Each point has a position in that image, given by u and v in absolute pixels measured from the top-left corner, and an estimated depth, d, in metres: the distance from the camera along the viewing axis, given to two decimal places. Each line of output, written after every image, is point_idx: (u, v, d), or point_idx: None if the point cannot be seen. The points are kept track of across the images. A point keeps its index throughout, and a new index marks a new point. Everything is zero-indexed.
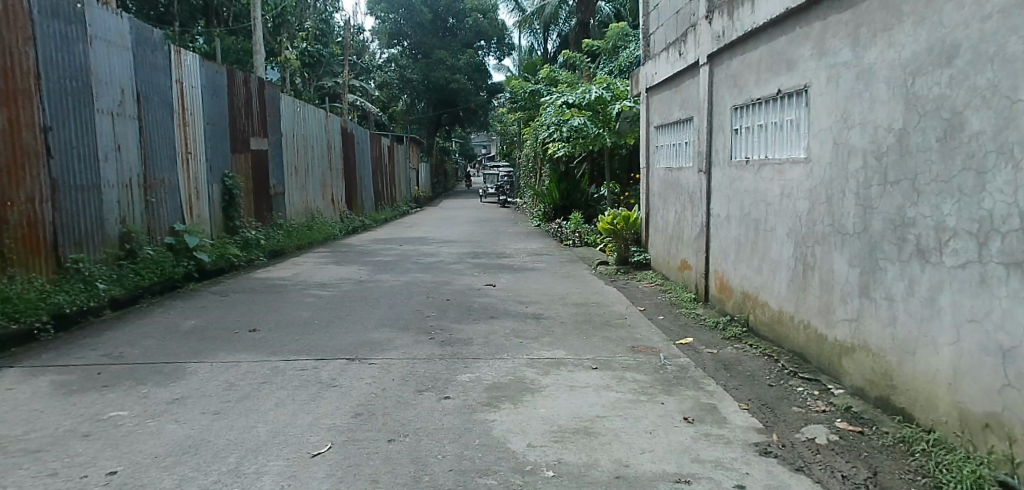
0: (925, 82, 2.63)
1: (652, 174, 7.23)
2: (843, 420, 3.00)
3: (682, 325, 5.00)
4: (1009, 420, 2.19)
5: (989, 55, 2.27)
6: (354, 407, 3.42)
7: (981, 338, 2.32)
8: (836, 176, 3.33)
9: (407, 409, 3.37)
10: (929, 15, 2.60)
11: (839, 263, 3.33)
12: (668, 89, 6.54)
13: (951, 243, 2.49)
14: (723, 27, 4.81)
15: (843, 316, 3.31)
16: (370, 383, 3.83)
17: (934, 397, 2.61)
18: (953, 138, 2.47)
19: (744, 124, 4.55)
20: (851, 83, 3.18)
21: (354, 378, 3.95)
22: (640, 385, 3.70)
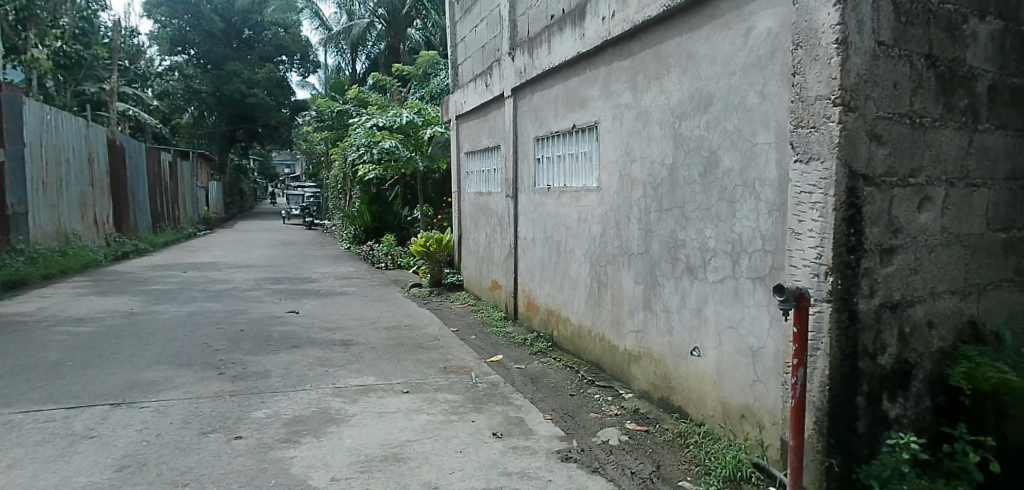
0: (689, 125, 3.10)
1: (463, 198, 7.45)
2: (632, 421, 3.35)
3: (493, 343, 5.19)
4: (759, 410, 2.65)
5: (735, 106, 2.76)
6: (120, 458, 3.01)
7: (737, 341, 2.78)
8: (622, 203, 3.75)
9: (189, 455, 3.06)
10: (691, 68, 3.08)
11: (627, 280, 3.74)
12: (476, 118, 6.84)
13: (712, 261, 2.95)
14: (524, 64, 5.18)
15: (631, 327, 3.71)
16: (141, 430, 3.40)
17: (703, 395, 3.04)
18: (711, 174, 2.95)
19: (545, 154, 4.92)
20: (632, 122, 3.62)
21: (120, 425, 3.48)
22: (450, 405, 3.77)
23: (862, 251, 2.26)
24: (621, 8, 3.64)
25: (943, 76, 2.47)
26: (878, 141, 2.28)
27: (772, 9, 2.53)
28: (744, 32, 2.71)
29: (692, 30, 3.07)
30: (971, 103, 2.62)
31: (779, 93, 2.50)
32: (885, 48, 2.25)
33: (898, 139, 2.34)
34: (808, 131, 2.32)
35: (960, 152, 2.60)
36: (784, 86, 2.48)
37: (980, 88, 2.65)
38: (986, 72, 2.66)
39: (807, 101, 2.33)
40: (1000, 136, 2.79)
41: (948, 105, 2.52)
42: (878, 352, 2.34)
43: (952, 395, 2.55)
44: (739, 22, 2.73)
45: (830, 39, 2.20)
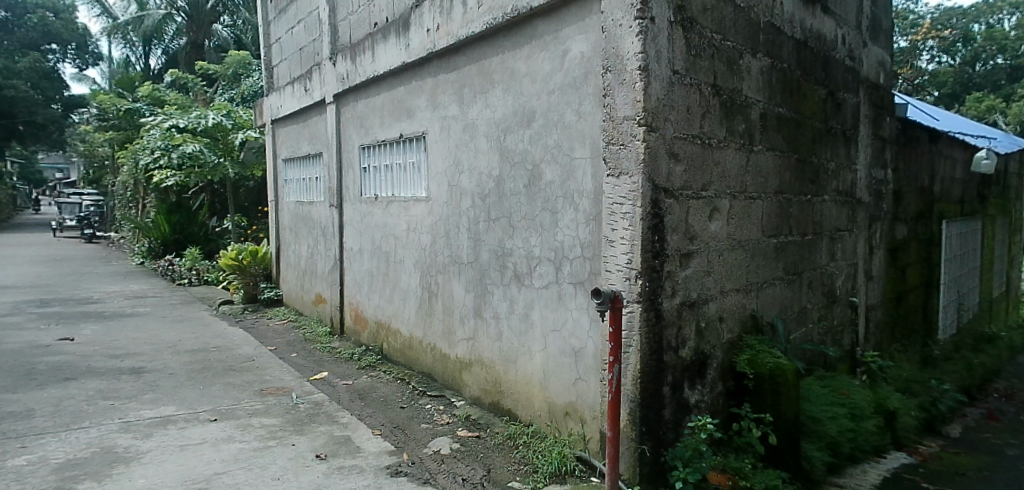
0: (513, 139, 3.23)
1: (282, 208, 7.00)
2: (463, 428, 3.37)
3: (316, 360, 4.92)
4: (582, 406, 2.82)
5: (555, 122, 2.94)
6: None
7: (561, 343, 2.94)
8: (451, 213, 3.78)
9: None
10: (513, 85, 3.21)
11: (457, 289, 3.77)
12: (294, 124, 6.48)
13: (537, 269, 3.10)
14: (346, 71, 5.03)
15: (462, 336, 3.75)
16: None
17: (531, 397, 3.17)
18: (534, 185, 3.09)
19: (371, 163, 4.81)
20: (459, 134, 3.68)
21: None
22: (267, 430, 3.49)
23: (665, 256, 2.52)
24: (446, 21, 3.70)
25: (726, 104, 2.86)
26: (675, 158, 2.57)
27: (585, 34, 2.74)
28: (560, 54, 2.89)
29: (513, 48, 3.21)
30: (747, 128, 3.07)
31: (593, 112, 2.71)
32: (678, 77, 2.55)
33: (691, 156, 2.66)
34: (617, 148, 2.53)
35: (740, 170, 3.02)
36: (597, 105, 2.69)
37: (754, 116, 3.11)
38: (757, 103, 3.13)
39: (616, 120, 2.54)
40: (769, 157, 3.31)
41: (730, 129, 2.92)
42: (680, 346, 2.61)
43: (739, 379, 2.95)
44: (556, 44, 2.92)
45: (634, 65, 2.42)
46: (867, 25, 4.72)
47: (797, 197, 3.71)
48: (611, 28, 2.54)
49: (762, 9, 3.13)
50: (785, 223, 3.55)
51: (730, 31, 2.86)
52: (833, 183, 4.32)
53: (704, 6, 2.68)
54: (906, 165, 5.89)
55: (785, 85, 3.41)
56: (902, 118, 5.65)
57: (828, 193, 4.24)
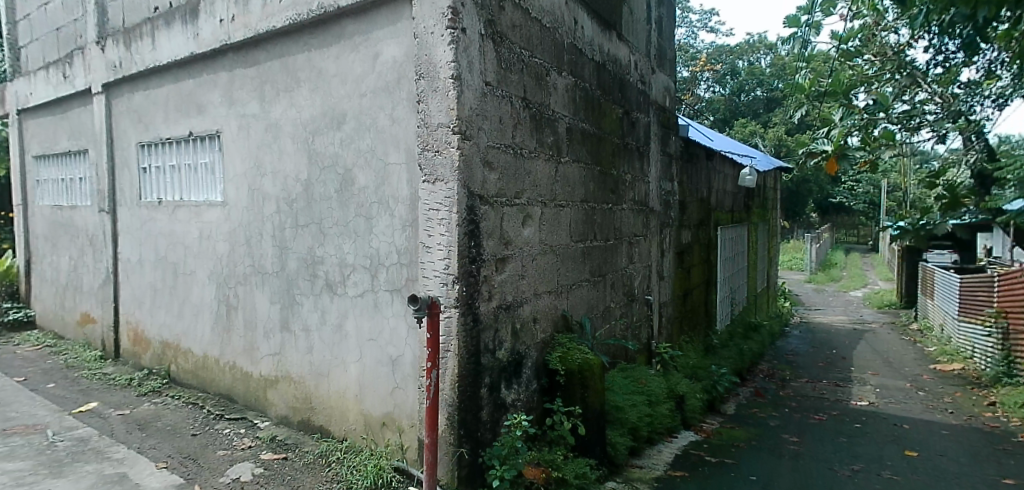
0: (322, 141, 3.08)
1: (33, 212, 5.96)
2: (268, 451, 3.10)
3: (83, 390, 4.23)
4: (399, 416, 2.76)
5: (367, 126, 2.85)
6: None
7: (377, 353, 2.85)
8: (253, 219, 3.50)
9: None
10: (320, 85, 3.06)
11: (260, 302, 3.50)
12: (51, 115, 5.56)
13: (351, 277, 2.97)
14: (119, 58, 4.43)
15: (266, 351, 3.48)
16: None
17: (345, 410, 3.03)
18: (346, 190, 2.97)
19: (153, 163, 4.30)
20: (261, 134, 3.42)
21: None
22: (13, 476, 2.91)
23: (481, 261, 2.57)
24: (242, 13, 3.43)
25: (535, 117, 3.00)
26: (489, 166, 2.63)
27: (397, 38, 2.71)
28: (371, 56, 2.82)
29: (320, 46, 3.07)
30: (555, 141, 3.25)
31: (407, 117, 2.67)
32: (491, 88, 2.63)
33: (504, 165, 2.74)
34: (432, 154, 2.51)
35: (549, 179, 3.18)
36: (410, 110, 2.66)
37: (561, 129, 3.30)
38: (564, 117, 3.33)
39: (430, 127, 2.52)
40: (575, 168, 3.53)
41: (540, 140, 3.07)
42: (497, 348, 2.67)
43: (551, 376, 3.11)
44: (366, 46, 2.84)
45: (447, 73, 2.44)
46: (654, 53, 5.28)
47: (600, 205, 4.01)
48: (422, 35, 2.53)
49: (565, 30, 3.34)
50: (590, 229, 3.82)
51: (538, 48, 3.01)
52: (631, 193, 4.75)
53: (513, 22, 2.79)
54: (688, 179, 6.68)
55: (587, 103, 3.68)
56: (685, 137, 6.41)
57: (626, 202, 4.66)
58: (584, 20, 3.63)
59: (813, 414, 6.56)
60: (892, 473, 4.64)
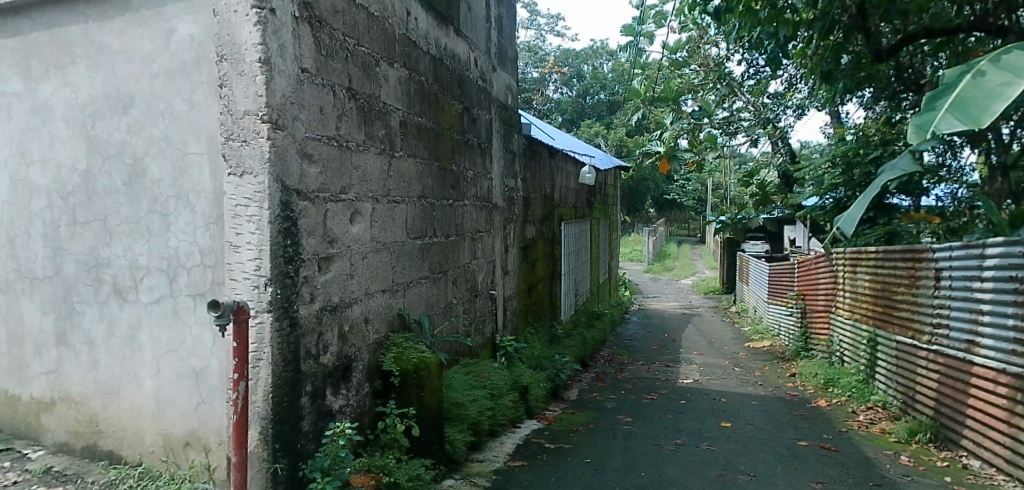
0: (104, 127, 2.70)
1: None
2: (39, 484, 2.64)
3: None
4: (204, 433, 2.53)
5: (160, 111, 2.54)
6: None
7: (178, 364, 2.58)
8: (18, 216, 3.00)
9: None
10: (101, 62, 2.68)
11: (29, 311, 3.01)
12: None
13: (145, 281, 2.65)
14: None
15: (39, 369, 3.00)
16: None
17: (140, 431, 2.70)
18: (137, 183, 2.63)
19: None
20: (25, 116, 2.94)
21: None
22: None
23: (299, 261, 2.40)
24: None
25: (363, 108, 2.87)
26: (308, 159, 2.46)
27: (193, 15, 2.43)
28: (163, 33, 2.52)
29: (99, 18, 2.68)
30: (387, 134, 3.13)
31: (208, 103, 2.42)
32: (307, 75, 2.46)
33: (326, 159, 2.59)
34: (238, 144, 2.29)
35: (381, 174, 3.07)
36: (212, 96, 2.41)
37: (393, 122, 3.19)
38: (396, 110, 3.23)
39: (235, 114, 2.30)
40: (410, 163, 3.43)
41: (369, 133, 2.94)
42: (320, 353, 2.52)
43: (385, 378, 3.02)
44: (157, 22, 2.53)
45: (253, 56, 2.23)
46: (494, 51, 5.32)
47: (439, 201, 3.95)
48: (223, 13, 2.29)
49: (396, 21, 3.24)
50: (428, 225, 3.75)
51: (364, 37, 2.89)
52: (472, 189, 4.75)
53: (333, 7, 2.64)
54: (531, 176, 6.85)
55: (423, 97, 3.60)
56: (527, 135, 6.56)
57: (468, 198, 4.65)
58: (418, 12, 3.55)
59: (645, 394, 7.06)
60: (709, 444, 5.10)
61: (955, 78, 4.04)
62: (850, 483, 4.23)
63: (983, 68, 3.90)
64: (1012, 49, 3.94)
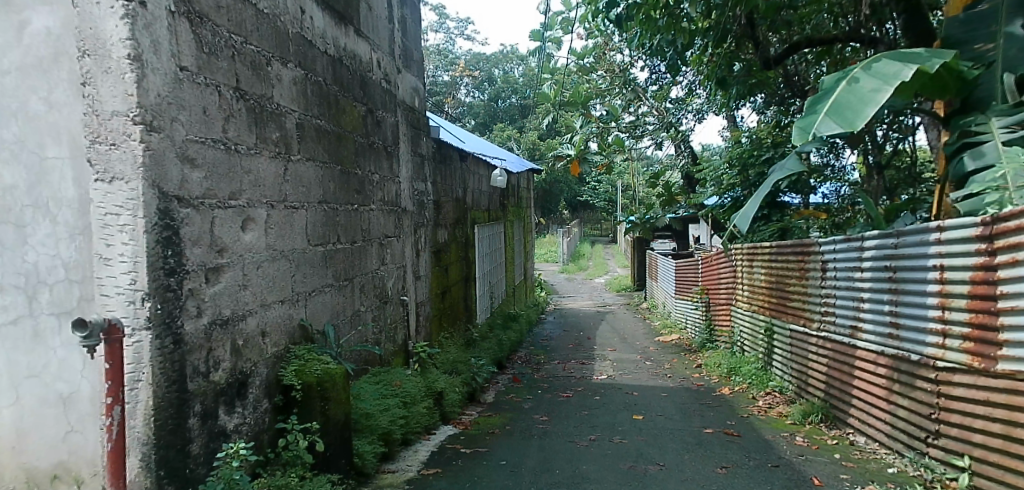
0: None
1: None
2: None
3: None
4: (75, 464, 2.30)
5: (9, 110, 2.20)
6: None
7: (40, 391, 2.30)
8: None
9: None
10: None
11: None
12: None
13: None
14: None
15: None
16: None
17: None
18: None
19: None
20: None
21: None
22: None
23: (182, 273, 2.24)
24: None
25: (253, 110, 2.73)
26: (190, 163, 2.31)
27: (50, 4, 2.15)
28: (12, 23, 2.18)
29: None
30: (282, 136, 2.99)
31: (70, 103, 2.16)
32: (186, 74, 2.31)
33: (212, 163, 2.44)
34: (106, 147, 2.11)
35: (276, 179, 2.93)
36: (76, 96, 2.15)
37: (288, 125, 3.06)
38: (292, 111, 3.10)
39: (101, 115, 2.12)
40: (309, 167, 3.30)
41: (261, 135, 2.80)
42: (210, 370, 2.37)
43: (286, 393, 2.88)
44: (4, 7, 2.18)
45: (121, 52, 2.06)
46: (399, 53, 5.23)
47: (342, 206, 3.83)
48: (85, 4, 2.10)
49: (289, 19, 3.11)
50: (331, 231, 3.62)
51: (253, 35, 2.75)
52: (379, 193, 4.63)
53: (216, 2, 2.49)
54: (442, 179, 6.80)
55: (321, 98, 3.47)
56: (436, 138, 6.51)
57: (375, 203, 4.54)
58: (313, 10, 3.42)
59: (561, 392, 7.16)
60: (622, 437, 5.23)
61: (833, 83, 4.34)
62: (752, 466, 4.46)
63: (856, 75, 4.22)
64: (881, 58, 4.27)
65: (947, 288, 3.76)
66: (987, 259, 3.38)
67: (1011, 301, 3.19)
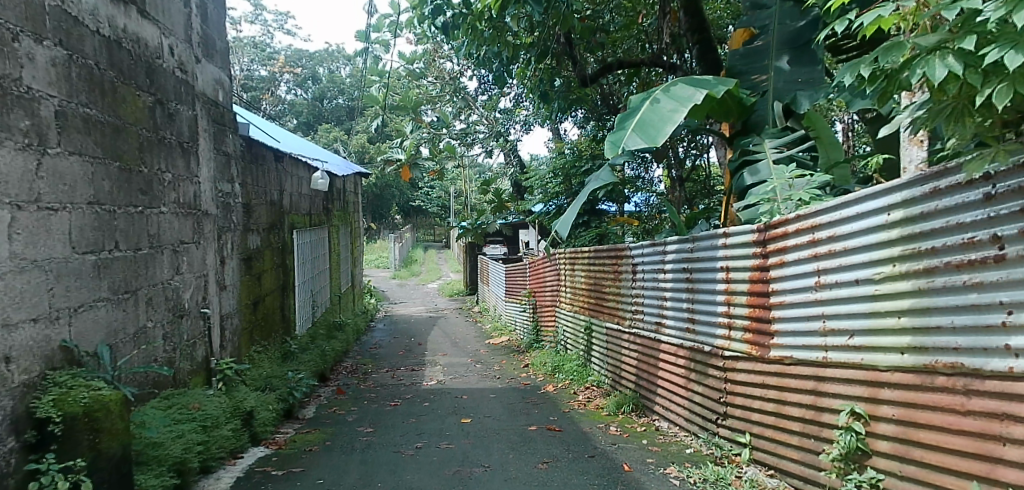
0: None
1: None
2: None
3: None
4: None
5: None
6: None
7: None
8: None
9: None
10: None
11: None
12: None
13: None
14: None
15: None
16: None
17: None
18: None
19: None
20: None
21: None
22: None
23: None
24: None
25: None
26: None
27: None
28: None
29: None
30: (34, 126, 2.55)
31: None
32: None
33: None
34: None
35: (25, 175, 2.48)
36: None
37: (43, 112, 2.61)
38: (48, 97, 2.65)
39: None
40: (74, 162, 2.85)
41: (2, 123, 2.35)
42: None
43: (41, 428, 2.44)
44: None
45: None
46: (198, 41, 4.74)
47: (123, 208, 3.36)
48: None
49: None
50: (107, 236, 3.16)
51: None
52: (171, 194, 4.14)
53: None
54: (254, 181, 6.31)
55: (90, 83, 3.01)
56: (246, 136, 6.02)
57: (166, 204, 4.04)
58: None
59: (387, 402, 6.97)
60: (448, 443, 5.20)
61: (637, 103, 4.68)
62: (571, 459, 4.66)
63: (657, 96, 4.58)
64: (678, 82, 4.69)
65: (732, 287, 4.25)
66: (762, 260, 3.88)
67: (781, 297, 3.68)
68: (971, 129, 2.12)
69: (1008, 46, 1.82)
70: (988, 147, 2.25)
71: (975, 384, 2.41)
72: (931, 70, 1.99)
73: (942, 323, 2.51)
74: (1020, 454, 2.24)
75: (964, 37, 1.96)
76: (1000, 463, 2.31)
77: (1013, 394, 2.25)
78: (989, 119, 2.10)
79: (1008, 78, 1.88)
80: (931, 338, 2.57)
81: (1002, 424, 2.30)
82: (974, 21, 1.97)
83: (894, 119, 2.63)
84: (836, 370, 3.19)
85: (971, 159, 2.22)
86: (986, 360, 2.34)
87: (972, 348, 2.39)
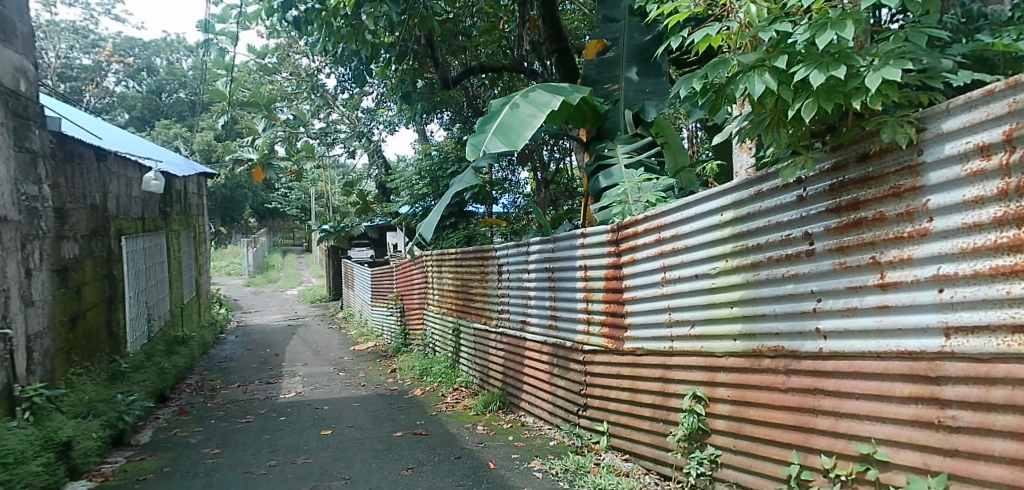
0: None
1: None
2: None
3: None
4: None
5: None
6: None
7: None
8: None
9: None
10: None
11: None
12: None
13: None
14: None
15: None
16: None
17: None
18: None
19: None
20: None
21: None
22: None
23: None
24: None
25: None
26: None
27: None
28: None
29: None
30: None
31: None
32: None
33: None
34: None
35: None
36: None
37: None
38: None
39: None
40: None
41: None
42: None
43: None
44: None
45: None
46: None
47: None
48: None
49: None
50: None
51: None
52: None
53: None
54: (68, 181, 5.60)
55: None
56: (58, 132, 5.33)
57: None
58: None
59: (239, 419, 6.50)
60: (306, 457, 4.96)
61: (497, 107, 4.73)
62: (436, 462, 4.62)
63: (517, 101, 4.67)
64: (536, 88, 4.80)
65: (590, 284, 4.45)
66: (615, 259, 4.10)
67: (633, 292, 3.91)
68: (786, 138, 2.35)
69: (813, 67, 2.04)
70: (799, 155, 2.49)
71: (793, 364, 2.68)
72: (751, 86, 2.18)
73: (767, 311, 2.78)
74: (828, 424, 2.51)
75: (778, 56, 2.17)
76: (814, 433, 2.58)
77: (823, 372, 2.52)
78: (800, 130, 2.34)
79: (813, 95, 2.11)
80: (759, 325, 2.84)
81: (815, 399, 2.57)
82: (785, 43, 2.20)
83: (726, 129, 2.99)
84: (681, 358, 3.43)
85: (786, 166, 2.44)
86: (801, 343, 2.62)
87: (790, 333, 2.66)
